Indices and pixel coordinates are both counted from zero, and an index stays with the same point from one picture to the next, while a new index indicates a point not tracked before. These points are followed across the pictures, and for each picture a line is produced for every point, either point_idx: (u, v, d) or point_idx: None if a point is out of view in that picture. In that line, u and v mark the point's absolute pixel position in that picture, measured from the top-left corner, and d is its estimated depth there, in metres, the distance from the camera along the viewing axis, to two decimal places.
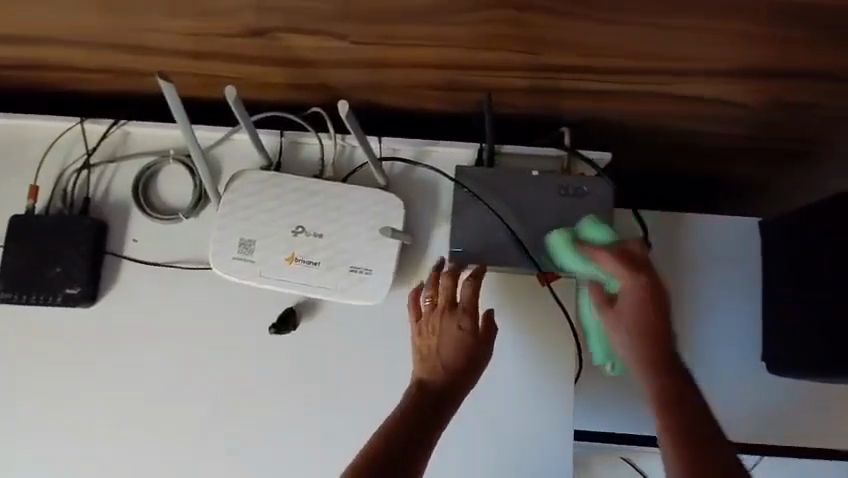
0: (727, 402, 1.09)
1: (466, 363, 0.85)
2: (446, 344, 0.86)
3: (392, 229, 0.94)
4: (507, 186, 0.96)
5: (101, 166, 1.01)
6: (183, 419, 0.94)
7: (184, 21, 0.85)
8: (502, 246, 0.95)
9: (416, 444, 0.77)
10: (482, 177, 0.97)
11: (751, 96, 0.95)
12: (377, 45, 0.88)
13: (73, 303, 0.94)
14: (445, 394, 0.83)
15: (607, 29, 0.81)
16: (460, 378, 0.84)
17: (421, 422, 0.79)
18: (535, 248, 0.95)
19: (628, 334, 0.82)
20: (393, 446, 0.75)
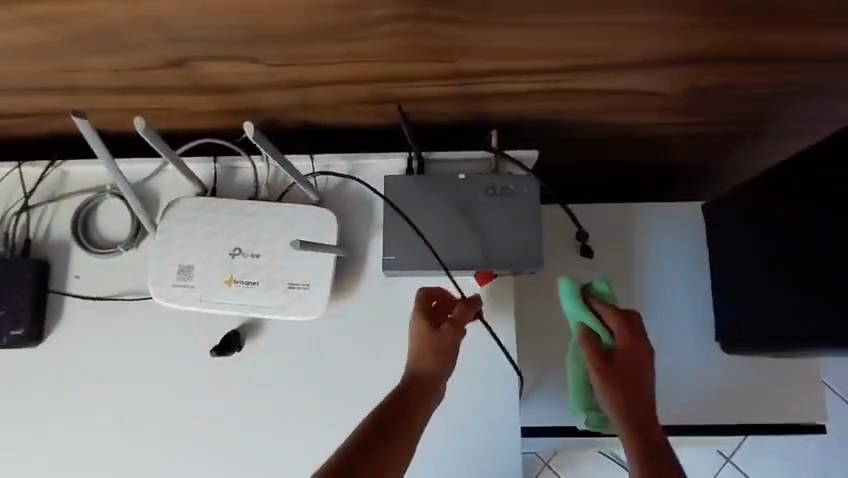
0: (682, 386, 1.10)
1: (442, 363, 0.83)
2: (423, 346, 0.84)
3: (301, 241, 0.95)
4: (437, 190, 0.97)
5: (40, 207, 1.03)
6: (136, 447, 0.95)
7: (101, 59, 0.87)
8: (437, 250, 0.95)
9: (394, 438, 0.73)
10: (412, 184, 0.98)
11: (666, 84, 0.98)
12: (293, 65, 0.90)
13: (20, 344, 0.96)
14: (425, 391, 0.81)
15: (508, 33, 0.83)
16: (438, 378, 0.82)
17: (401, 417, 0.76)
18: (468, 249, 0.95)
19: (613, 395, 0.83)
20: (376, 438, 0.72)
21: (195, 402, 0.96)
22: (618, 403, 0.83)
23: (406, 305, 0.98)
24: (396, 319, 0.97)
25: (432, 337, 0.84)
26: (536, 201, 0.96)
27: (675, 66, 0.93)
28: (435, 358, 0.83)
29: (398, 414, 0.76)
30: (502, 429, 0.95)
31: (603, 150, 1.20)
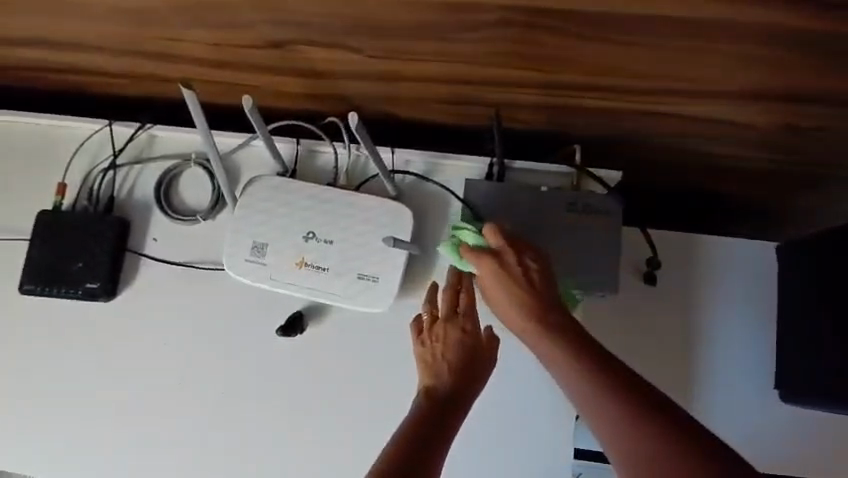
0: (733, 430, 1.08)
1: (473, 376, 0.84)
2: (457, 354, 0.85)
3: (396, 239, 0.96)
4: (514, 201, 0.98)
5: (126, 167, 1.05)
6: (190, 411, 0.97)
7: (209, 31, 0.89)
8: None
9: (434, 451, 0.74)
10: (490, 191, 0.98)
11: (765, 119, 0.95)
12: (392, 59, 0.90)
13: (94, 297, 0.99)
14: (458, 404, 0.81)
15: (617, 49, 0.82)
16: (470, 394, 0.83)
17: (437, 431, 0.76)
18: None
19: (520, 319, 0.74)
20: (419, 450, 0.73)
21: (252, 376, 0.98)
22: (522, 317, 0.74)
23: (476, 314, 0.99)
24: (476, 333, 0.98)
25: (467, 346, 0.85)
26: (615, 221, 0.96)
27: (779, 101, 0.89)
28: (470, 371, 0.84)
29: (434, 427, 0.77)
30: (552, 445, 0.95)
31: (681, 177, 1.17)
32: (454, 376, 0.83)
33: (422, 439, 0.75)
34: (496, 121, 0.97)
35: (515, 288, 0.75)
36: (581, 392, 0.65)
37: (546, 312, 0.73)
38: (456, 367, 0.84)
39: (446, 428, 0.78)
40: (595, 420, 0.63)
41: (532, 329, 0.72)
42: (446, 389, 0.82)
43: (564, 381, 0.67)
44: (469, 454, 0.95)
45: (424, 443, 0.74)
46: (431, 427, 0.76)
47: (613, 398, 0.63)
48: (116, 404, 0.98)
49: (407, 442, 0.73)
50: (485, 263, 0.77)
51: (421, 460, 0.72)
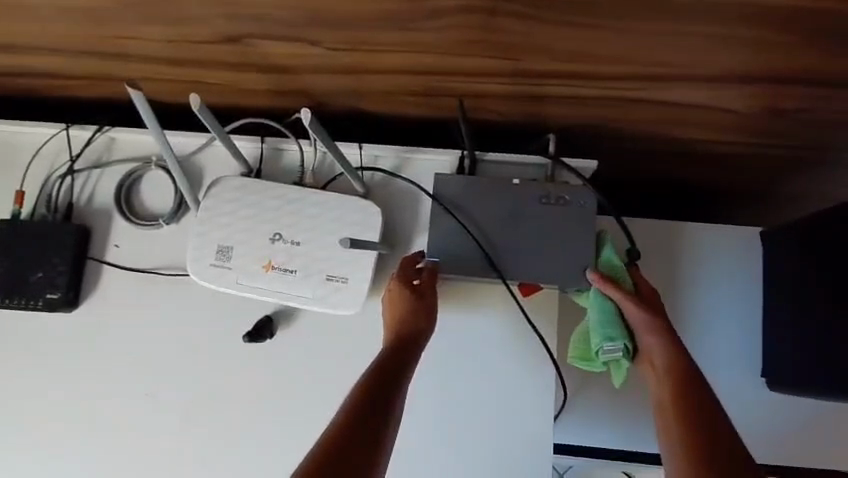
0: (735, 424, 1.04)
1: (415, 342, 0.84)
2: (399, 325, 0.85)
3: (350, 239, 0.93)
4: (488, 194, 0.94)
5: (85, 172, 1.02)
6: (161, 420, 0.94)
7: (160, 28, 0.85)
8: (473, 258, 0.92)
9: (380, 428, 0.72)
10: (462, 186, 0.95)
11: (742, 103, 0.92)
12: (353, 50, 0.87)
13: (54, 308, 0.95)
14: (401, 371, 0.79)
15: (585, 34, 0.78)
16: (411, 359, 0.81)
17: (381, 400, 0.74)
18: (506, 262, 0.92)
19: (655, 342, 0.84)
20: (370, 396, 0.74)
21: (223, 383, 0.94)
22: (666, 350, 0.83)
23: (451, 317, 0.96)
24: (454, 337, 0.95)
25: (410, 316, 0.86)
26: (590, 212, 0.93)
27: (757, 83, 0.86)
28: (410, 340, 0.84)
29: (379, 398, 0.74)
30: (530, 441, 0.92)
31: (660, 164, 1.14)
32: (394, 345, 0.82)
33: (367, 413, 0.72)
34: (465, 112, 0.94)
35: (640, 319, 0.86)
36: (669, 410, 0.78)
37: (649, 341, 0.85)
38: (396, 337, 0.83)
39: (392, 394, 0.76)
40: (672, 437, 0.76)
41: (655, 353, 0.84)
42: (390, 358, 0.80)
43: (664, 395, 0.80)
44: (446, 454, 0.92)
45: (367, 418, 0.72)
46: (375, 398, 0.74)
47: (687, 421, 0.76)
48: (80, 416, 0.95)
49: (350, 419, 0.71)
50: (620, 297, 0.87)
51: (366, 442, 0.70)
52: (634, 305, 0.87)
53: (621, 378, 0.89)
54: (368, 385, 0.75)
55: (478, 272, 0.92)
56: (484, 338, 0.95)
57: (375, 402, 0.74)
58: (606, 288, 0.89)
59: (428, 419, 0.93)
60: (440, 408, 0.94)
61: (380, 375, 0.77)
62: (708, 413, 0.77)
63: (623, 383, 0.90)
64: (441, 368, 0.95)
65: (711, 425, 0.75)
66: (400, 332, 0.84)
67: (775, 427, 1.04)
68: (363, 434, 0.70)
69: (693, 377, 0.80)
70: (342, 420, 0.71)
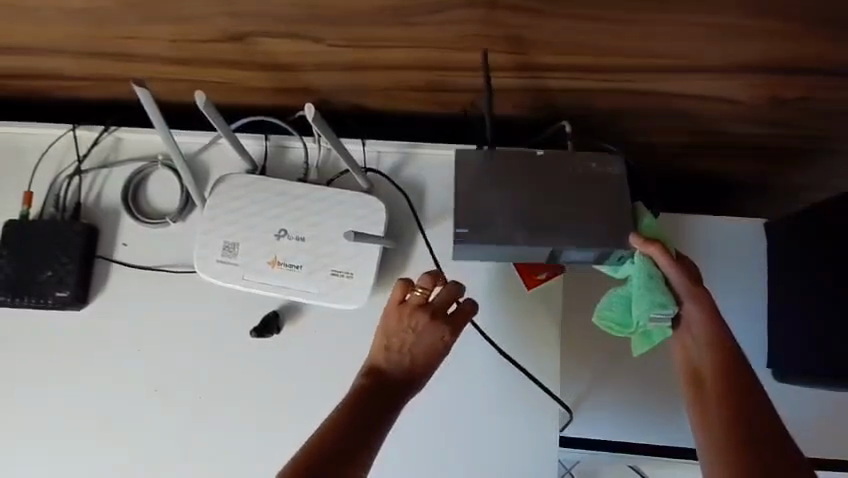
0: None
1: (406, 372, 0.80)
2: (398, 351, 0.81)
3: (355, 232, 0.94)
4: (516, 169, 0.91)
5: (92, 172, 1.03)
6: (171, 415, 0.95)
7: (164, 27, 0.86)
8: (495, 223, 0.88)
9: (358, 455, 0.72)
10: (484, 159, 0.92)
11: (746, 92, 0.92)
12: (355, 47, 0.87)
13: (64, 306, 0.97)
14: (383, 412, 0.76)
15: (583, 26, 0.79)
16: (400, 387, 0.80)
17: (361, 429, 0.74)
18: (531, 226, 0.88)
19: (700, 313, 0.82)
20: (353, 422, 0.74)
21: (231, 378, 0.95)
22: (708, 326, 0.81)
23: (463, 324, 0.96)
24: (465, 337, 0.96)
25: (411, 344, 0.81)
26: (619, 179, 0.90)
27: (757, 73, 0.87)
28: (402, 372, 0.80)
29: (360, 426, 0.74)
30: (538, 434, 0.93)
31: (663, 156, 1.14)
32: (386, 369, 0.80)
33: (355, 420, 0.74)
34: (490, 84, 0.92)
35: (686, 289, 0.82)
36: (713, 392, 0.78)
37: (695, 315, 0.82)
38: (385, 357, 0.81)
39: (376, 428, 0.75)
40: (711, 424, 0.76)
41: (696, 328, 0.82)
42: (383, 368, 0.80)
43: (706, 377, 0.80)
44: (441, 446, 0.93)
45: (355, 424, 0.74)
46: (364, 404, 0.76)
47: (725, 401, 0.77)
48: (91, 412, 0.96)
49: (330, 438, 0.72)
50: (665, 262, 0.82)
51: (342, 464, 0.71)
52: (681, 274, 0.82)
53: (643, 347, 0.86)
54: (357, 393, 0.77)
55: (501, 238, 0.87)
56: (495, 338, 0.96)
57: (355, 430, 0.74)
58: (652, 250, 0.83)
59: (431, 412, 0.94)
60: (447, 399, 0.94)
61: (370, 388, 0.78)
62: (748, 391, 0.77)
63: (640, 354, 0.87)
64: (451, 365, 0.95)
65: (757, 412, 0.75)
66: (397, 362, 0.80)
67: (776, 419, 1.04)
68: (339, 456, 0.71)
69: (737, 356, 0.79)
70: (322, 437, 0.72)
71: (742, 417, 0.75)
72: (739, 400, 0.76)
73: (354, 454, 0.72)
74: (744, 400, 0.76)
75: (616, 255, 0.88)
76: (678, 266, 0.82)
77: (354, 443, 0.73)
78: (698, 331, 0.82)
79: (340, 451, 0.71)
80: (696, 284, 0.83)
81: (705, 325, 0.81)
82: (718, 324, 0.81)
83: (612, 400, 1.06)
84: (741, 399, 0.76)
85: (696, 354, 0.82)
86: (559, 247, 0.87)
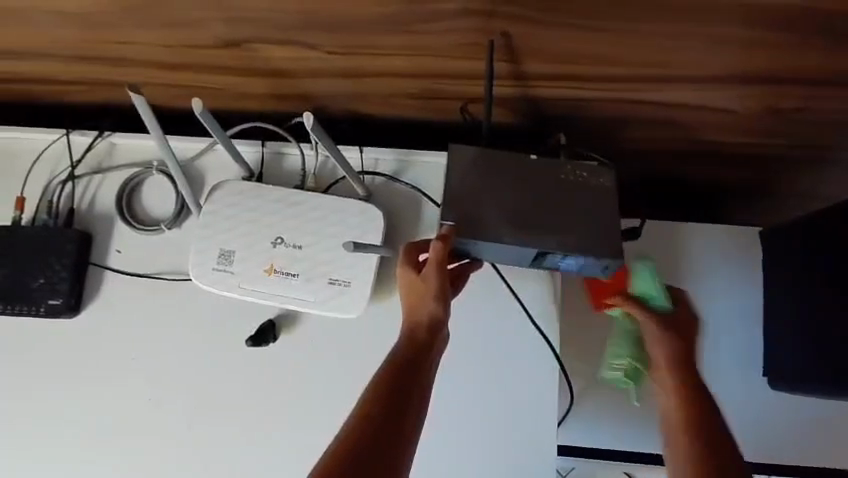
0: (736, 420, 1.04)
1: (434, 337, 0.76)
2: (418, 320, 0.77)
3: (355, 243, 0.92)
4: (508, 169, 0.87)
5: (87, 177, 1.02)
6: (167, 423, 0.94)
7: (160, 33, 0.85)
8: (482, 218, 0.83)
9: (402, 426, 0.67)
10: (476, 158, 0.87)
11: (744, 103, 0.92)
12: (353, 54, 0.87)
13: (56, 313, 0.95)
14: (416, 380, 0.72)
15: (583, 35, 0.79)
16: (431, 355, 0.75)
17: (399, 402, 0.69)
18: (517, 227, 0.83)
19: (666, 347, 0.85)
20: (393, 396, 0.69)
21: (227, 385, 0.94)
22: (673, 355, 0.84)
23: (465, 336, 0.96)
24: (463, 346, 0.96)
25: (424, 305, 0.77)
26: (609, 193, 0.87)
27: (755, 83, 0.87)
28: (428, 338, 0.76)
29: (397, 397, 0.69)
30: (535, 440, 0.92)
31: (662, 164, 1.14)
32: (413, 346, 0.74)
33: (384, 418, 0.67)
34: (491, 89, 0.87)
35: (652, 332, 0.87)
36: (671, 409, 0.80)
37: (659, 353, 0.85)
38: (411, 335, 0.76)
39: (415, 396, 0.70)
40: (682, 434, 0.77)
41: (662, 367, 0.84)
42: (405, 357, 0.73)
43: (671, 413, 0.80)
44: (439, 450, 0.92)
45: (390, 418, 0.67)
46: (393, 392, 0.69)
47: (699, 435, 0.76)
48: (87, 420, 0.95)
49: (368, 418, 0.66)
50: (635, 310, 0.89)
51: (389, 441, 0.65)
52: (653, 323, 0.87)
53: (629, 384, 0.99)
54: (382, 387, 0.69)
55: (488, 236, 0.82)
56: (494, 347, 0.96)
57: (393, 404, 0.68)
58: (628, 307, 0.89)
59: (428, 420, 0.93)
60: (447, 408, 0.93)
61: (398, 373, 0.71)
62: (707, 418, 0.78)
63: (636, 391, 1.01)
64: (452, 374, 0.95)
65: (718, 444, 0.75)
66: (417, 319, 0.77)
67: (761, 426, 1.04)
68: (381, 432, 0.65)
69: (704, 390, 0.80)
70: (361, 417, 0.66)
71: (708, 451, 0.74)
72: (704, 437, 0.76)
73: (399, 424, 0.67)
74: (700, 433, 0.76)
75: (600, 266, 0.84)
76: (653, 314, 0.87)
77: (396, 414, 0.68)
78: (667, 363, 0.84)
79: (385, 429, 0.66)
80: (673, 331, 0.86)
81: (673, 357, 0.84)
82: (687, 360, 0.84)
83: (607, 404, 1.05)
84: (704, 437, 0.76)
85: (662, 377, 0.84)
86: (545, 249, 0.82)
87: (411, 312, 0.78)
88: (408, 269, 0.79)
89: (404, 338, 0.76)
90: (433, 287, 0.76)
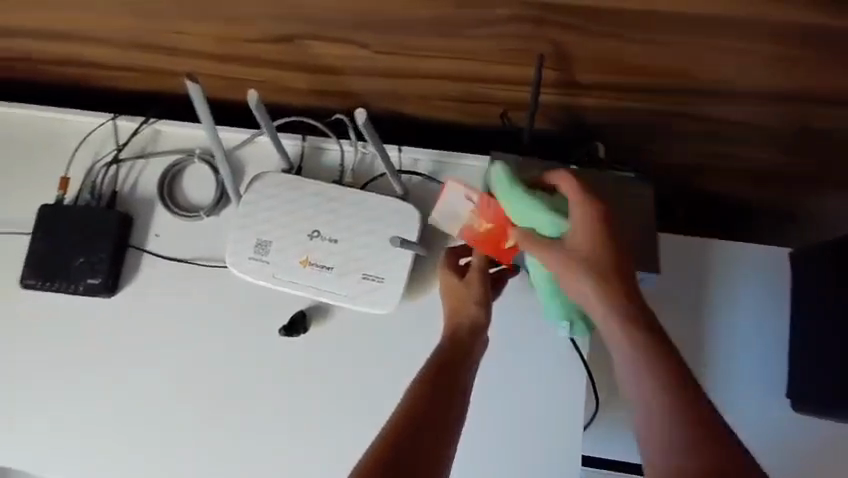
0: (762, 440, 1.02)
1: (476, 338, 0.81)
2: (461, 320, 0.82)
3: (402, 239, 0.94)
4: None
5: (130, 161, 1.04)
6: (193, 407, 0.96)
7: (216, 24, 0.89)
8: None
9: (444, 428, 0.67)
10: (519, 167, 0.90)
11: (786, 124, 0.91)
12: (400, 55, 0.89)
13: (94, 292, 0.98)
14: (456, 384, 0.74)
15: (627, 45, 0.81)
16: (473, 355, 0.79)
17: (441, 405, 0.70)
18: None
19: (597, 291, 0.71)
20: (435, 397, 0.70)
21: (254, 373, 0.96)
22: (619, 322, 0.70)
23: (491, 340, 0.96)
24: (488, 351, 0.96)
25: (467, 308, 0.83)
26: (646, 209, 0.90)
27: (797, 103, 0.87)
28: (469, 339, 0.81)
29: (438, 400, 0.70)
30: (555, 448, 0.92)
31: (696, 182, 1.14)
32: (456, 346, 0.79)
33: (427, 413, 0.68)
34: (536, 97, 0.88)
35: (569, 275, 0.74)
36: (632, 348, 0.68)
37: (603, 313, 0.71)
38: (454, 336, 0.80)
39: (456, 400, 0.71)
40: (630, 356, 0.68)
41: (602, 320, 0.71)
42: (446, 357, 0.76)
43: (639, 396, 0.67)
44: (462, 454, 0.92)
45: (432, 419, 0.68)
46: (435, 394, 0.71)
47: (670, 408, 0.65)
48: (115, 398, 0.97)
49: (412, 417, 0.67)
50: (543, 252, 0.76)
51: (432, 441, 0.65)
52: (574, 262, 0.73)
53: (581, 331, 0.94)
54: (425, 385, 0.72)
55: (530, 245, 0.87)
56: (519, 353, 0.96)
57: (435, 405, 0.69)
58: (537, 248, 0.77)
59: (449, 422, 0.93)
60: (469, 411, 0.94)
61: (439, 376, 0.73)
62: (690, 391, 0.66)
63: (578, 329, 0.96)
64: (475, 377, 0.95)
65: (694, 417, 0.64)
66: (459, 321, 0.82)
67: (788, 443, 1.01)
68: (424, 432, 0.66)
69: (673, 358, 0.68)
70: (405, 415, 0.67)
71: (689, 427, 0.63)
72: (679, 413, 0.64)
73: (440, 426, 0.67)
74: (683, 410, 0.65)
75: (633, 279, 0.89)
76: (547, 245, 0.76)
77: (438, 417, 0.68)
78: (608, 323, 0.70)
79: (427, 430, 0.66)
80: (606, 284, 0.71)
81: (604, 300, 0.71)
82: (626, 306, 0.70)
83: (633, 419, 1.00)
84: (688, 405, 0.65)
85: (610, 332, 0.71)
86: None
87: (454, 313, 0.84)
88: (452, 273, 0.87)
89: (446, 337, 0.81)
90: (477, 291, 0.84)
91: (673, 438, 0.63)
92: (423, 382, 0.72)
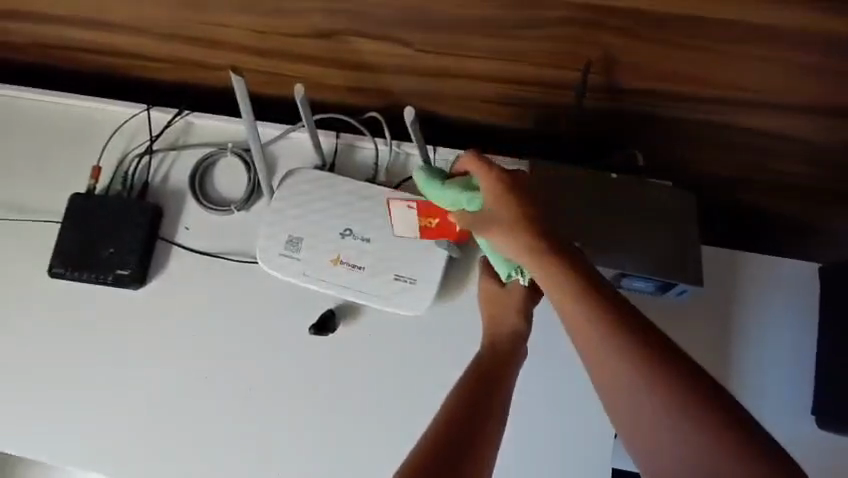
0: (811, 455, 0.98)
1: (515, 347, 0.81)
2: (500, 330, 0.82)
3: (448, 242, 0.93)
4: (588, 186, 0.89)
5: (162, 153, 1.03)
6: (218, 402, 0.95)
7: (260, 17, 0.89)
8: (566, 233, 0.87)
9: (481, 447, 0.65)
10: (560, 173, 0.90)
11: (834, 139, 0.89)
12: (443, 54, 0.88)
13: (122, 284, 0.97)
14: (491, 403, 0.71)
15: (677, 52, 0.79)
16: (513, 364, 0.79)
17: (478, 423, 0.67)
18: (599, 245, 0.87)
19: (534, 257, 0.67)
20: (470, 416, 0.68)
21: (281, 371, 0.95)
22: (557, 283, 0.64)
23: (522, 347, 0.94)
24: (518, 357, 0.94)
25: (506, 318, 0.83)
26: (688, 218, 0.89)
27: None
28: (509, 350, 0.80)
29: (474, 418, 0.68)
30: (584, 461, 0.90)
31: None
32: (494, 358, 0.78)
33: (470, 421, 0.67)
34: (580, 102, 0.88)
35: (506, 243, 0.70)
36: (578, 310, 0.62)
37: (540, 277, 0.66)
38: (493, 345, 0.80)
39: (493, 420, 0.69)
40: (603, 362, 0.60)
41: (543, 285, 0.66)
42: (486, 366, 0.76)
43: (597, 358, 0.61)
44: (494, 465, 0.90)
45: (468, 437, 0.65)
46: (471, 412, 0.68)
47: (635, 363, 0.59)
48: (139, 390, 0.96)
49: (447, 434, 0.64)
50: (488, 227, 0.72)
51: (468, 460, 0.63)
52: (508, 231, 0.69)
53: None
54: (467, 393, 0.71)
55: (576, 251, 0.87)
56: (550, 361, 0.93)
57: (470, 423, 0.67)
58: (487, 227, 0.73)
59: None
60: None
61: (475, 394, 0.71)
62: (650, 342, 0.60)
63: None
64: None
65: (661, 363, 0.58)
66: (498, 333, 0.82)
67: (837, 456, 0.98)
68: (460, 450, 0.63)
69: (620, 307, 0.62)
70: (440, 431, 0.65)
71: (662, 377, 0.58)
72: (650, 365, 0.59)
73: (477, 445, 0.65)
74: (652, 361, 0.59)
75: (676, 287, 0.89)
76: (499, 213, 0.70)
77: (475, 436, 0.66)
78: (550, 289, 0.65)
79: (463, 448, 0.64)
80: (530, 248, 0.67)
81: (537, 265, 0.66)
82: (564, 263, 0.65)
83: None
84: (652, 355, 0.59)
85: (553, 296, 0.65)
86: (628, 268, 0.87)
87: (493, 323, 0.84)
88: (490, 279, 0.86)
89: (484, 347, 0.81)
90: (517, 302, 0.83)
91: (651, 389, 0.58)
92: (463, 391, 0.71)
